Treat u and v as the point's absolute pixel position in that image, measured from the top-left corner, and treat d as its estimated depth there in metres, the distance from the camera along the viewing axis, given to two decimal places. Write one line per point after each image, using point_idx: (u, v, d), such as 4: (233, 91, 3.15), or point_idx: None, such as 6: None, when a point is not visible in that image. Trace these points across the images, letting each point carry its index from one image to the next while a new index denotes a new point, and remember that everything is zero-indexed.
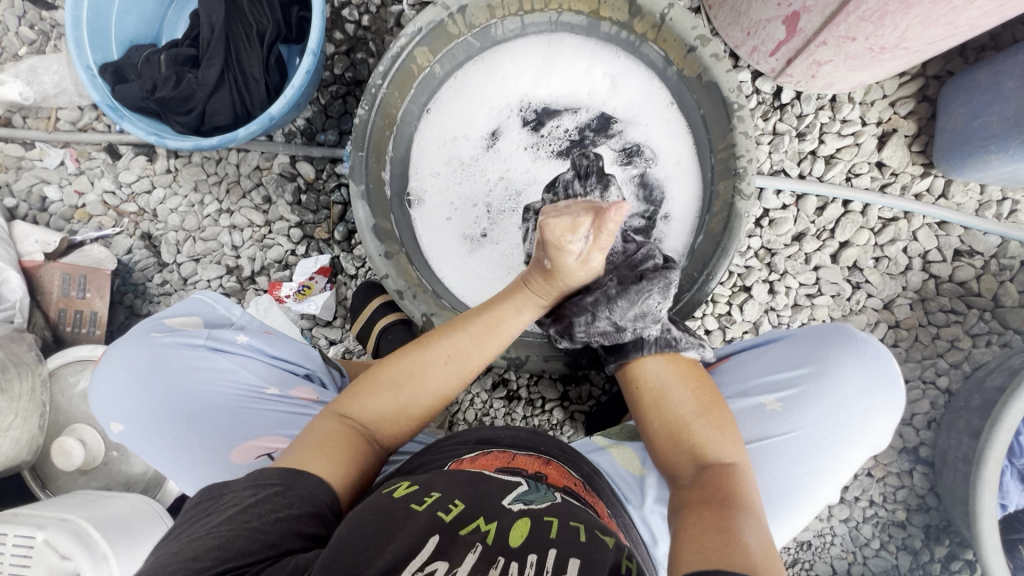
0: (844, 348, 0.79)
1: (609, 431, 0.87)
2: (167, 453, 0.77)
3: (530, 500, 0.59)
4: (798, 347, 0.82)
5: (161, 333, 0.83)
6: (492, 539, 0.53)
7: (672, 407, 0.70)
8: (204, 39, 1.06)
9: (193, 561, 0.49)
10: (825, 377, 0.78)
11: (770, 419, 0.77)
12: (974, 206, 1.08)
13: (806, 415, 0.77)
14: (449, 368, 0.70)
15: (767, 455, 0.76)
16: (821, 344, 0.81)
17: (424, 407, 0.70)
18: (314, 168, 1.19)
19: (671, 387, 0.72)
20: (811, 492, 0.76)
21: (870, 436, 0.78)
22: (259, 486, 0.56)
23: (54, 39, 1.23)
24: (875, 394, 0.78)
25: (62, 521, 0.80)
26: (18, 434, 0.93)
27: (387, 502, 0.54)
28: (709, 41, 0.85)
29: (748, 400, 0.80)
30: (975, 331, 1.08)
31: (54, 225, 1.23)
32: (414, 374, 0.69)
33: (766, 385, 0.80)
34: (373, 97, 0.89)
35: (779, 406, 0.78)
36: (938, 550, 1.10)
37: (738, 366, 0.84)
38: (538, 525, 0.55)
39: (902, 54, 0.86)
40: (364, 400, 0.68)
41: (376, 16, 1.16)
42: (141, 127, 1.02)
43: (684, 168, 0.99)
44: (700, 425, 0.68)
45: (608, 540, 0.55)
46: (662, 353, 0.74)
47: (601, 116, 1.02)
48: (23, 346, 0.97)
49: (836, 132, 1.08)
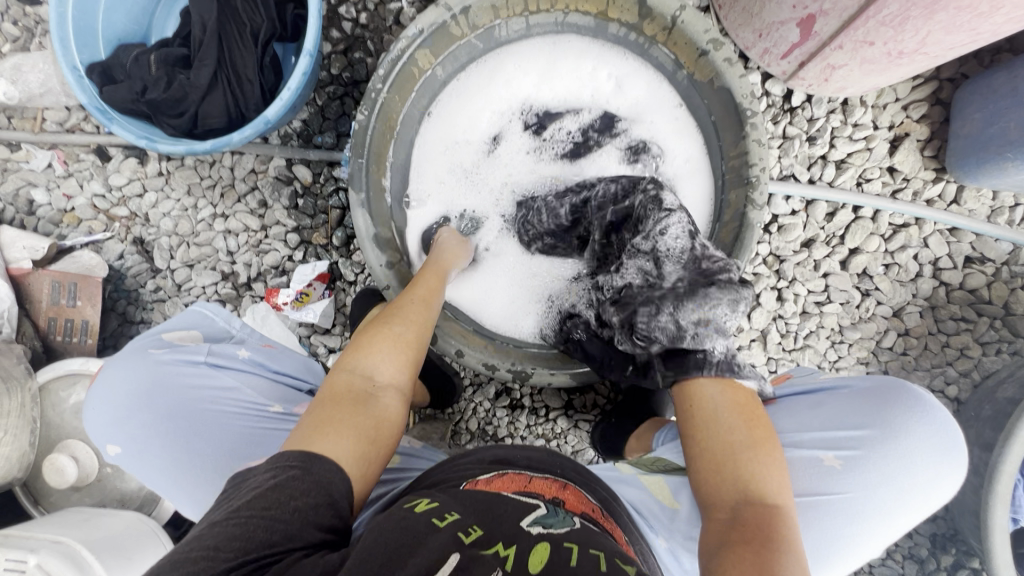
0: (910, 409, 0.72)
1: (640, 462, 0.84)
2: (166, 476, 0.74)
3: (549, 523, 0.55)
4: (856, 401, 0.75)
5: (160, 349, 0.80)
6: (511, 566, 0.48)
7: (719, 434, 0.63)
8: (196, 38, 1.02)
9: (215, 550, 0.47)
10: (888, 439, 0.71)
11: (825, 477, 0.70)
12: (986, 212, 1.06)
13: (865, 477, 0.70)
14: (411, 311, 0.74)
15: (816, 513, 0.69)
16: (884, 401, 0.74)
17: (407, 358, 0.70)
18: (311, 172, 1.15)
19: (721, 413, 0.65)
20: (854, 555, 0.70)
21: (926, 504, 0.71)
22: (277, 469, 0.54)
23: (38, 36, 1.19)
24: (938, 461, 0.71)
25: (55, 544, 0.78)
26: (8, 451, 0.90)
27: (410, 515, 0.53)
28: (722, 45, 0.82)
29: (803, 452, 0.72)
30: (985, 339, 1.07)
31: (42, 230, 1.19)
32: (381, 324, 0.71)
33: (823, 439, 0.73)
34: (373, 102, 0.86)
35: (838, 464, 0.70)
36: (945, 559, 1.09)
37: (791, 413, 0.77)
38: (559, 549, 0.50)
39: (921, 58, 0.83)
40: (352, 366, 0.67)
41: (374, 14, 1.12)
42: (131, 130, 0.98)
43: (696, 169, 0.95)
44: (748, 455, 0.62)
45: (630, 569, 0.51)
46: (720, 378, 0.67)
47: (604, 115, 0.98)
48: (12, 360, 0.94)
49: (848, 135, 1.06)
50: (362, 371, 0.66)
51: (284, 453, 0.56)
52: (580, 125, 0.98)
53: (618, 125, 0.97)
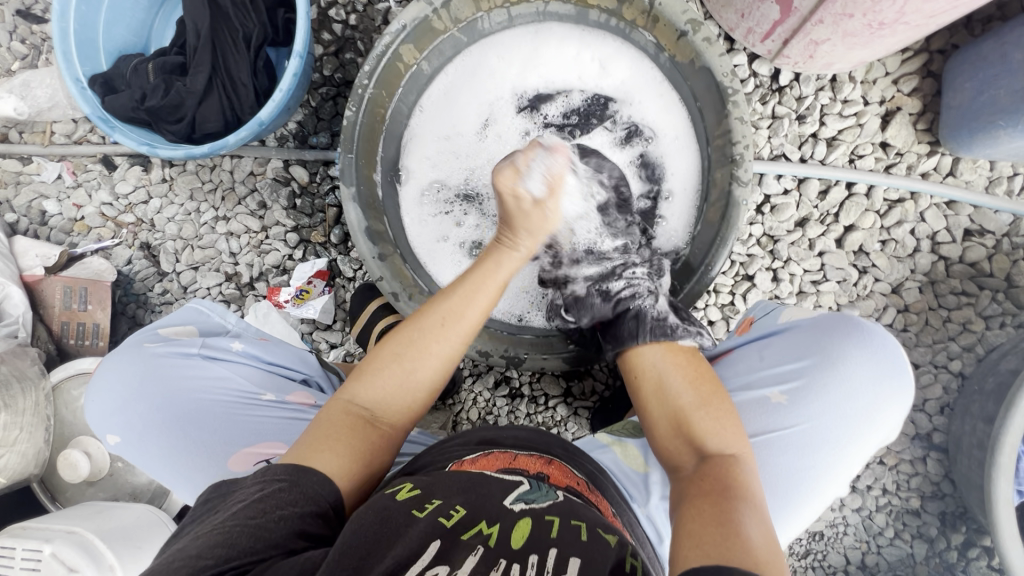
0: (849, 337, 0.76)
1: (613, 428, 0.86)
2: (163, 463, 0.78)
3: (532, 499, 0.58)
4: (801, 339, 0.79)
5: (155, 343, 0.83)
6: (494, 543, 0.52)
7: (670, 401, 0.70)
8: (191, 45, 1.06)
9: (196, 559, 0.48)
10: (829, 366, 0.75)
11: (775, 413, 0.75)
12: (984, 183, 1.04)
13: (811, 406, 0.74)
14: (452, 330, 0.69)
15: (774, 448, 0.74)
16: (822, 331, 0.78)
17: (425, 389, 0.68)
18: (307, 172, 1.17)
19: (670, 378, 0.72)
20: (821, 487, 0.74)
21: (878, 423, 0.75)
22: (266, 481, 0.55)
23: (45, 52, 1.24)
24: (881, 384, 0.75)
25: (69, 534, 0.81)
26: (24, 448, 0.95)
27: (391, 506, 0.54)
28: (700, 26, 0.82)
29: (752, 394, 0.78)
30: (988, 313, 1.05)
31: (54, 239, 1.23)
32: (414, 341, 0.68)
33: (770, 377, 0.78)
34: (360, 98, 0.88)
35: (784, 399, 0.76)
36: (955, 537, 1.07)
37: (741, 358, 0.82)
38: (539, 524, 0.54)
39: (902, 29, 0.83)
40: (367, 385, 0.66)
41: (363, 15, 1.14)
42: (132, 138, 1.01)
43: (682, 142, 0.96)
44: (699, 415, 0.67)
45: (610, 538, 0.54)
46: (659, 342, 0.75)
47: (593, 98, 1.00)
48: (27, 361, 0.98)
49: (838, 112, 1.05)
50: (372, 398, 0.66)
51: (277, 464, 0.58)
52: (569, 107, 1.01)
53: (608, 109, 1.00)
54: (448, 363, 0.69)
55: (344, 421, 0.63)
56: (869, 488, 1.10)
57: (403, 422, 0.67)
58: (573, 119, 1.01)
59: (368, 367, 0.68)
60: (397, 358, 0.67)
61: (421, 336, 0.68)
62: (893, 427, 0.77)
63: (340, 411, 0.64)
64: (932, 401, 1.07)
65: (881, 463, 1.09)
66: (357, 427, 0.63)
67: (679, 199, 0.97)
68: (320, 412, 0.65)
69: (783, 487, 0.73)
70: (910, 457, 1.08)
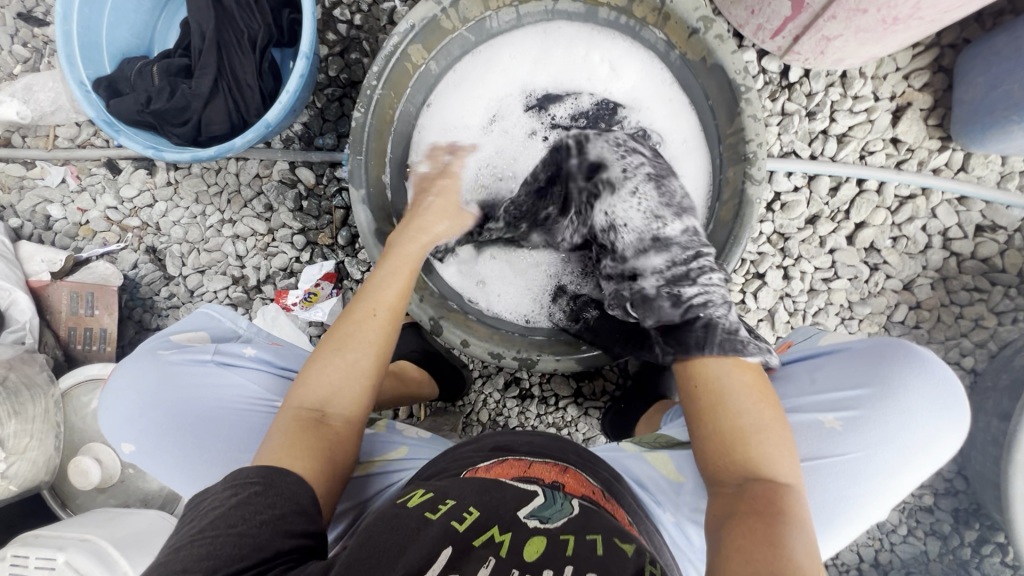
0: (909, 366, 0.75)
1: (643, 440, 0.85)
2: (178, 472, 0.77)
3: (547, 516, 0.56)
4: (858, 366, 0.78)
5: (168, 350, 0.83)
6: (506, 552, 0.51)
7: (730, 416, 0.65)
8: (196, 48, 1.05)
9: (185, 571, 0.47)
10: (887, 396, 0.74)
11: (828, 438, 0.74)
12: (996, 178, 1.04)
13: (866, 434, 0.73)
14: (375, 314, 0.71)
15: (824, 474, 0.73)
16: (877, 359, 0.77)
17: (366, 375, 0.68)
18: (313, 174, 1.17)
19: (733, 394, 0.66)
20: (865, 513, 0.73)
21: (928, 456, 0.73)
22: (238, 486, 0.55)
23: (48, 55, 1.23)
24: (938, 416, 0.74)
25: (82, 542, 0.81)
26: (35, 455, 0.94)
27: (402, 511, 0.54)
28: (712, 22, 0.82)
29: (806, 417, 0.76)
30: (1001, 309, 1.04)
31: (60, 243, 1.23)
32: (344, 333, 0.69)
33: (822, 400, 0.77)
34: (369, 99, 0.87)
35: (839, 425, 0.74)
36: (969, 533, 1.07)
37: (791, 379, 0.81)
38: (555, 543, 0.52)
39: (915, 24, 0.82)
40: (310, 383, 0.66)
41: (368, 14, 1.13)
42: (138, 141, 1.00)
43: (689, 147, 0.95)
44: (757, 436, 0.63)
45: (627, 548, 0.53)
46: (729, 356, 0.69)
47: (601, 103, 0.98)
48: (35, 367, 0.97)
49: (848, 108, 1.04)
50: (317, 394, 0.66)
51: (243, 469, 0.57)
52: (578, 110, 0.98)
53: (618, 114, 0.97)
54: (380, 347, 0.70)
55: (296, 424, 0.63)
56: None
57: (354, 416, 0.67)
58: (582, 121, 0.98)
59: (307, 368, 0.67)
60: (333, 351, 0.68)
61: (352, 328, 0.69)
62: (942, 460, 0.75)
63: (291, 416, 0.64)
64: None
65: None
66: (308, 425, 0.63)
67: None
68: (271, 425, 0.64)
69: (827, 511, 0.72)
70: None
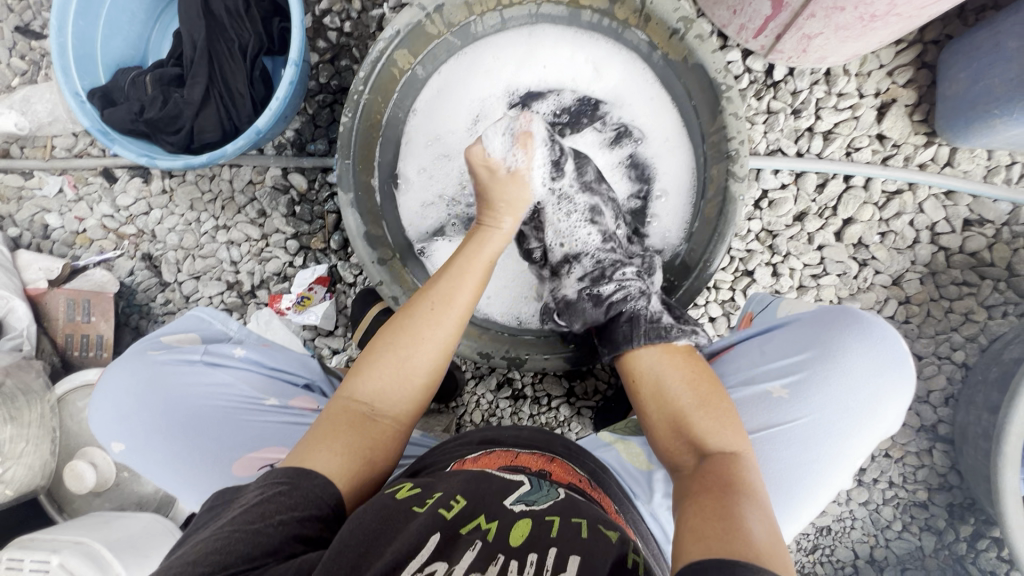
0: (848, 328, 0.77)
1: (614, 428, 0.87)
2: (168, 470, 0.78)
3: (533, 500, 0.58)
4: (800, 333, 0.80)
5: (157, 350, 0.84)
6: (492, 537, 0.52)
7: (672, 401, 0.69)
8: (187, 57, 1.06)
9: (193, 564, 0.48)
10: (830, 360, 0.76)
11: (777, 407, 0.75)
12: (982, 172, 1.04)
13: (813, 398, 0.75)
14: (444, 322, 0.70)
15: (777, 442, 0.74)
16: (818, 326, 0.79)
17: (423, 375, 0.69)
18: (306, 179, 1.18)
19: (668, 379, 0.72)
20: (825, 479, 0.74)
21: (877, 415, 0.74)
22: (269, 484, 0.56)
23: (45, 68, 1.25)
24: (883, 374, 0.75)
25: (76, 545, 0.82)
26: (30, 460, 0.95)
27: (389, 504, 0.54)
28: (693, 23, 0.83)
29: (754, 389, 0.77)
30: (990, 302, 1.05)
31: (57, 252, 1.24)
32: (408, 330, 0.69)
33: (770, 371, 0.78)
34: (355, 104, 0.88)
35: (786, 393, 0.76)
36: (963, 528, 1.06)
37: (741, 354, 0.82)
38: (540, 524, 0.54)
39: (895, 21, 0.83)
40: (367, 377, 0.67)
41: (357, 22, 1.15)
42: (132, 149, 1.02)
43: (674, 145, 0.97)
44: (698, 415, 0.67)
45: (611, 535, 0.54)
46: (655, 345, 0.75)
47: (583, 99, 1.01)
48: (31, 374, 0.98)
49: (833, 106, 1.05)
50: (369, 390, 0.67)
51: (279, 466, 0.58)
52: (561, 105, 1.02)
53: (599, 109, 1.01)
54: (441, 351, 0.70)
55: (344, 416, 0.64)
56: (875, 481, 1.09)
57: (402, 417, 0.67)
58: (564, 117, 1.02)
59: (368, 357, 0.69)
60: (394, 345, 0.68)
61: (415, 324, 0.69)
62: (893, 419, 0.76)
63: (341, 407, 0.66)
64: (937, 393, 1.06)
65: (887, 455, 1.09)
66: (357, 422, 0.64)
67: (672, 196, 0.98)
68: (324, 408, 0.66)
69: (786, 481, 0.73)
70: (916, 449, 1.08)
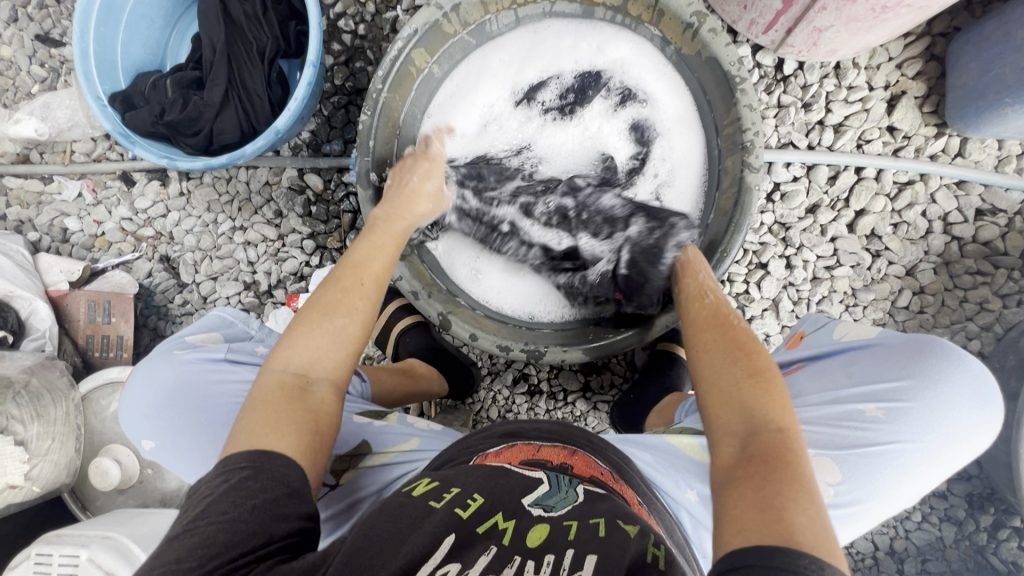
0: (946, 359, 0.74)
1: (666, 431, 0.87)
2: (196, 466, 0.79)
3: (550, 503, 0.57)
4: (888, 357, 0.77)
5: (183, 350, 0.85)
6: (508, 540, 0.52)
7: (724, 375, 0.64)
8: (207, 60, 1.09)
9: (179, 564, 0.49)
10: (930, 390, 0.73)
11: (869, 428, 0.73)
12: (993, 162, 1.05)
13: (912, 427, 0.73)
14: (355, 290, 0.71)
15: (870, 465, 0.72)
16: (915, 353, 0.76)
17: (354, 339, 0.69)
18: (322, 179, 1.20)
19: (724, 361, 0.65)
20: (905, 496, 0.74)
21: (970, 448, 0.74)
22: (229, 471, 0.55)
23: (64, 74, 1.27)
24: (981, 407, 0.73)
25: (105, 539, 0.83)
26: (57, 458, 0.96)
27: (407, 503, 0.55)
28: (706, 17, 0.84)
29: (846, 407, 0.76)
30: (1005, 292, 1.05)
31: (77, 255, 1.26)
32: (334, 303, 0.69)
33: (862, 392, 0.76)
34: (374, 103, 0.90)
35: (881, 414, 0.74)
36: (984, 518, 1.06)
37: (824, 373, 0.80)
38: (557, 529, 0.53)
39: (905, 12, 0.84)
40: (293, 352, 0.66)
41: (372, 24, 1.17)
42: (152, 151, 1.04)
43: (684, 124, 0.97)
44: (747, 394, 0.61)
45: (630, 529, 0.54)
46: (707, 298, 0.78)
47: (587, 74, 1.00)
48: (55, 373, 1.00)
49: (843, 99, 1.06)
50: (296, 363, 0.65)
51: (236, 452, 0.57)
52: (564, 88, 1.01)
53: (601, 79, 1.00)
54: (369, 316, 0.71)
55: (278, 394, 0.62)
56: None
57: (338, 383, 0.68)
58: (570, 97, 1.01)
59: (291, 335, 0.67)
60: (318, 322, 0.68)
61: (338, 300, 0.69)
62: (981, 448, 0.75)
63: (274, 385, 0.63)
64: None
65: None
66: (294, 394, 0.63)
67: (682, 171, 0.98)
68: (251, 395, 0.63)
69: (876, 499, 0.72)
70: None
